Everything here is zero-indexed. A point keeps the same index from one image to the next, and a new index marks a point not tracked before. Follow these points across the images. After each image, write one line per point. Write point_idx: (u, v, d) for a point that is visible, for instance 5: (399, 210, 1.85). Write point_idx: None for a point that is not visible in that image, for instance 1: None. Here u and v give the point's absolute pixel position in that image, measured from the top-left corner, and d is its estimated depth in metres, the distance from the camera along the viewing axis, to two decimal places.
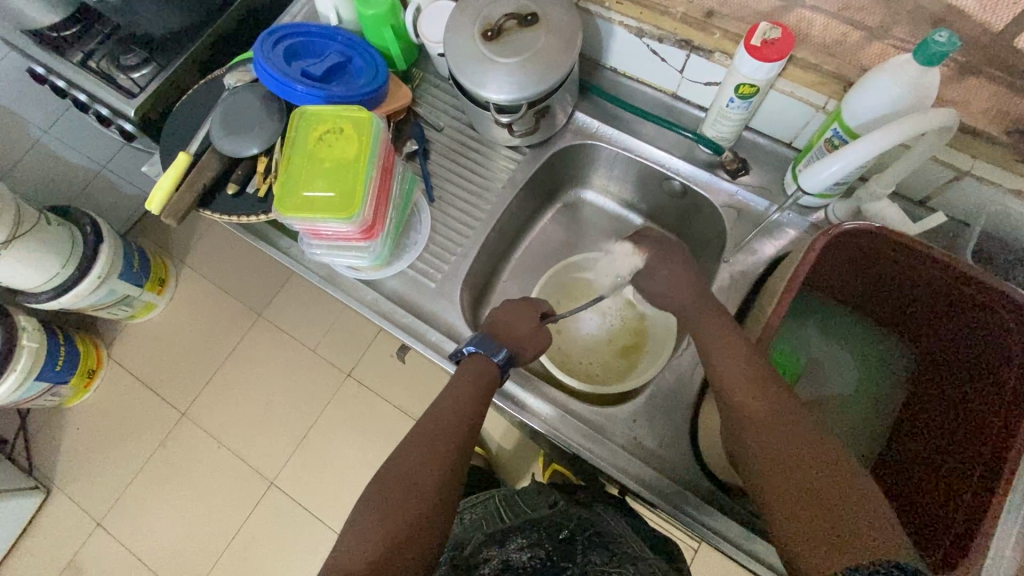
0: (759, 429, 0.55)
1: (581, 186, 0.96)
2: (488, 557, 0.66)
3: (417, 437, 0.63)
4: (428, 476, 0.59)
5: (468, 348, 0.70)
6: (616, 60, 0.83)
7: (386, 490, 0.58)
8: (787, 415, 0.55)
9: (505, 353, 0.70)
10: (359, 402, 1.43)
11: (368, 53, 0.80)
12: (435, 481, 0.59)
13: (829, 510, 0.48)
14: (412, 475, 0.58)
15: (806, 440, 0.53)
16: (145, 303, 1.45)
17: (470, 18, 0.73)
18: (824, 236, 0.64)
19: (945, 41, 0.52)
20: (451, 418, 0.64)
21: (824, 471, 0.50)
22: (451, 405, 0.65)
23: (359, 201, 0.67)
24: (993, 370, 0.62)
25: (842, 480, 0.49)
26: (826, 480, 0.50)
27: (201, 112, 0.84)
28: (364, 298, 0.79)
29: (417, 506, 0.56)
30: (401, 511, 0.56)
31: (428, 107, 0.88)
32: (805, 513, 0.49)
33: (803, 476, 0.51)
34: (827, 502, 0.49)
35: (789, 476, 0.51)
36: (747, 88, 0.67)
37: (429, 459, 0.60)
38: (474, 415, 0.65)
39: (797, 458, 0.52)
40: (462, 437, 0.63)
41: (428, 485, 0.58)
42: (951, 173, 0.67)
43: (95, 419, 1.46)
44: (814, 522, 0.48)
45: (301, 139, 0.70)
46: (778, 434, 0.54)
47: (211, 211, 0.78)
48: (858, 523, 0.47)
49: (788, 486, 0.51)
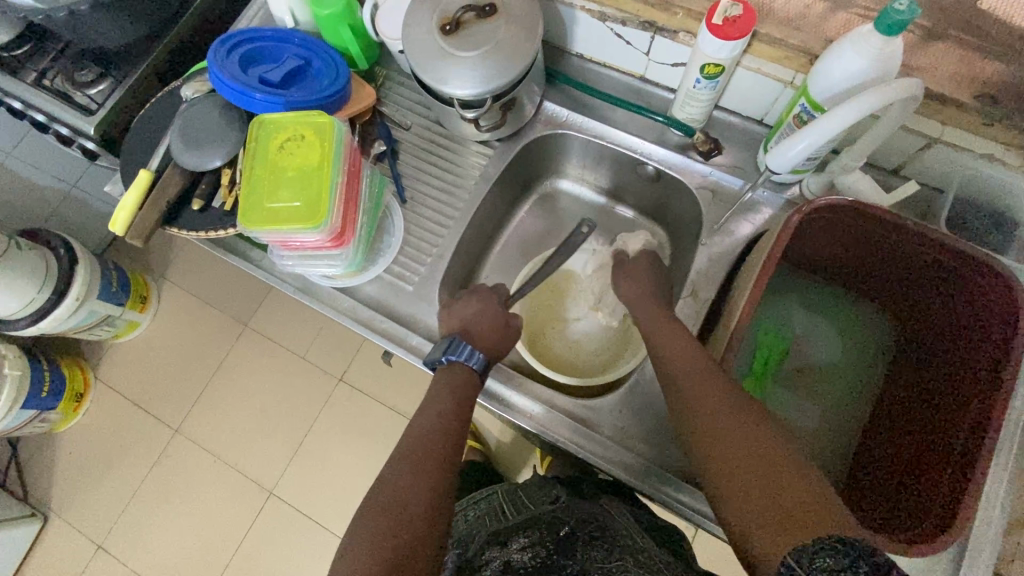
0: (721, 424, 0.55)
1: (556, 176, 0.95)
2: (489, 559, 0.65)
3: (414, 439, 0.64)
4: (431, 481, 0.59)
5: (444, 358, 0.70)
6: (581, 45, 0.81)
7: (388, 500, 0.57)
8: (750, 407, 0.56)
9: (479, 356, 0.70)
10: (353, 405, 1.42)
11: (326, 54, 0.78)
12: (429, 488, 0.59)
13: (783, 501, 0.48)
14: (403, 486, 0.59)
15: (755, 431, 0.54)
16: (128, 322, 1.43)
17: (428, 12, 0.71)
18: (797, 212, 0.64)
19: (906, 8, 0.50)
20: (433, 424, 0.65)
21: (776, 461, 0.51)
22: (434, 407, 0.66)
23: (325, 209, 0.65)
24: (973, 337, 0.63)
25: (775, 449, 0.52)
26: (779, 461, 0.51)
27: (159, 126, 0.82)
28: (341, 306, 0.77)
29: (418, 505, 0.57)
30: (400, 522, 0.55)
31: (393, 105, 0.86)
32: (757, 504, 0.49)
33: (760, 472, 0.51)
34: (778, 473, 0.50)
35: (743, 452, 0.53)
36: (712, 68, 0.65)
37: (421, 475, 0.60)
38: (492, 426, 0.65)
39: (751, 439, 0.53)
40: (451, 444, 0.64)
41: (425, 485, 0.59)
42: (921, 141, 0.67)
43: (88, 442, 1.44)
44: (768, 512, 0.48)
45: (261, 149, 0.67)
46: (730, 430, 0.55)
47: (177, 228, 0.76)
48: (805, 507, 0.47)
49: (735, 461, 0.53)
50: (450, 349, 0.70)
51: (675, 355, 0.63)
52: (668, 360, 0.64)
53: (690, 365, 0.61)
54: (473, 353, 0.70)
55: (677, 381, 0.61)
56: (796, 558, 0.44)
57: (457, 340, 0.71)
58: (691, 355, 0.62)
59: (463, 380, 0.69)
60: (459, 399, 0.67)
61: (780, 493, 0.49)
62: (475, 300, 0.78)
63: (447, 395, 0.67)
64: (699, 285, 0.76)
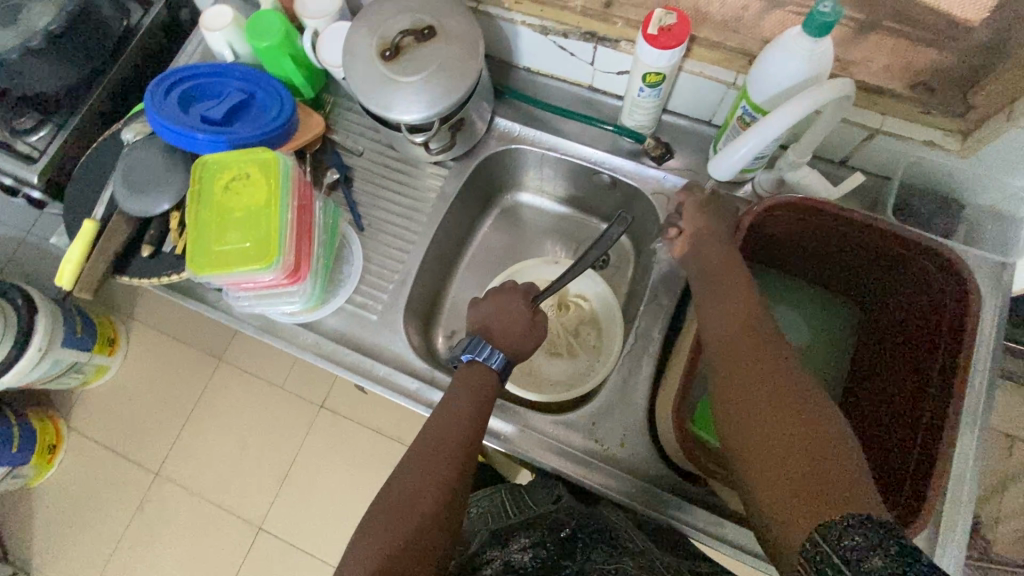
0: (729, 409, 0.53)
1: (515, 189, 0.94)
2: (489, 558, 0.60)
3: (421, 439, 0.61)
4: (439, 475, 0.57)
5: (464, 356, 0.68)
6: (528, 59, 0.81)
7: (385, 501, 0.55)
8: (762, 375, 0.52)
9: (500, 356, 0.68)
10: (337, 431, 1.40)
11: (269, 86, 0.76)
12: (438, 485, 0.56)
13: (810, 477, 0.46)
14: (408, 484, 0.56)
15: (789, 398, 0.50)
16: (97, 366, 1.39)
17: (366, 38, 0.70)
18: (750, 213, 0.66)
19: (830, 10, 0.51)
20: (446, 417, 0.63)
21: (805, 429, 0.48)
22: (453, 402, 0.64)
23: (276, 247, 0.64)
24: (931, 318, 0.64)
25: (799, 408, 0.50)
26: (810, 431, 0.48)
27: (102, 172, 0.79)
28: (304, 342, 0.75)
29: (426, 504, 0.55)
30: (405, 518, 0.53)
31: (343, 132, 0.85)
32: (787, 477, 0.47)
33: (773, 448, 0.49)
34: (805, 442, 0.48)
35: (772, 420, 0.50)
36: (654, 77, 0.66)
37: (430, 473, 0.57)
38: (480, 417, 0.64)
39: (782, 407, 0.50)
40: (469, 432, 0.62)
41: (433, 479, 0.57)
42: (864, 133, 0.68)
43: (65, 494, 1.40)
44: (792, 489, 0.46)
45: (206, 192, 0.66)
46: (762, 402, 0.51)
47: (128, 276, 0.74)
48: (835, 482, 0.45)
49: (763, 434, 0.50)
50: (469, 348, 0.69)
51: (709, 316, 0.60)
52: (705, 319, 0.60)
53: (732, 326, 0.58)
54: (494, 353, 0.69)
55: (714, 341, 0.58)
56: (824, 535, 0.43)
57: (479, 340, 0.69)
58: (720, 315, 0.59)
59: (480, 379, 0.67)
60: (477, 399, 0.65)
61: (809, 464, 0.46)
62: (500, 298, 0.75)
63: (464, 390, 0.65)
64: (663, 289, 0.76)
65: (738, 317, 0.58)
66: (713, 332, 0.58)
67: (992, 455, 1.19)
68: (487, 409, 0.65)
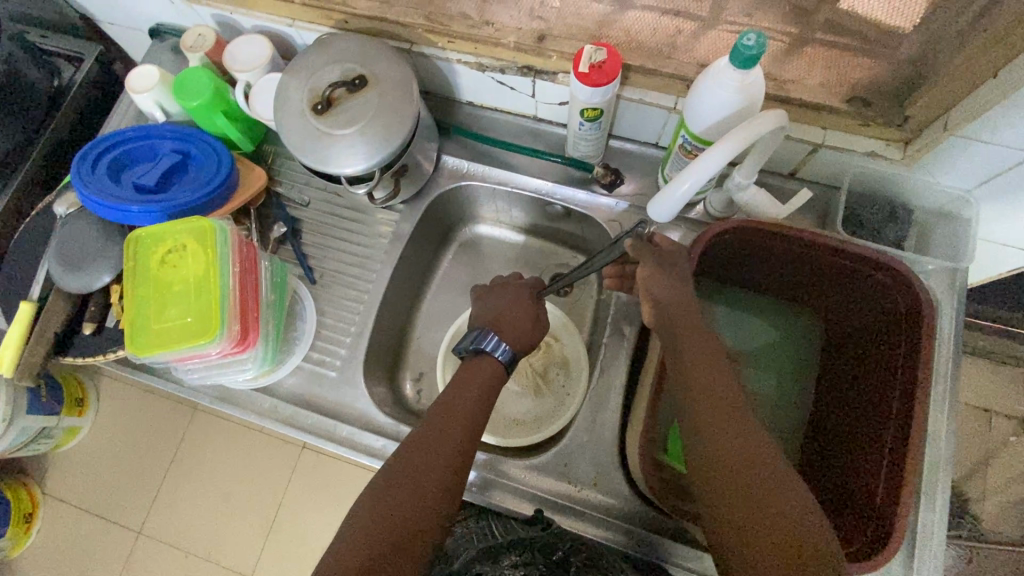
0: (695, 457, 0.51)
1: (472, 223, 0.93)
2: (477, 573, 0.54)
3: (429, 419, 0.58)
4: (436, 467, 0.54)
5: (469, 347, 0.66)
6: (469, 94, 0.80)
7: (383, 484, 0.53)
8: (725, 419, 0.51)
9: (506, 348, 0.66)
10: (322, 469, 1.37)
11: (204, 145, 0.74)
12: (438, 474, 0.53)
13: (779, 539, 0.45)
14: (411, 463, 0.54)
15: (758, 451, 0.49)
16: (66, 429, 1.34)
17: (297, 92, 0.68)
18: (699, 243, 0.65)
19: (754, 43, 0.50)
20: (453, 403, 0.59)
21: (770, 480, 0.47)
22: (461, 390, 0.61)
23: (217, 322, 0.61)
24: (893, 331, 0.63)
25: (760, 452, 0.49)
26: (772, 486, 0.47)
27: (37, 247, 0.76)
28: (263, 408, 0.73)
29: (425, 491, 0.52)
30: (405, 498, 0.51)
31: (288, 183, 0.84)
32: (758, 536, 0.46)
33: (738, 503, 0.47)
34: (774, 498, 0.46)
35: (736, 472, 0.48)
36: (591, 112, 0.65)
37: (431, 456, 0.54)
38: (484, 405, 0.61)
39: (746, 455, 0.49)
40: (473, 420, 0.59)
41: (437, 463, 0.54)
42: (808, 147, 0.67)
43: (46, 562, 1.35)
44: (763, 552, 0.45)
45: (143, 267, 0.63)
46: (725, 451, 0.50)
47: (74, 355, 0.72)
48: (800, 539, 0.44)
49: (730, 485, 0.48)
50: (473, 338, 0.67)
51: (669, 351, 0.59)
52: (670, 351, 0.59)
53: (691, 362, 0.56)
54: (500, 344, 0.66)
55: (680, 377, 0.56)
56: None
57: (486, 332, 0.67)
58: (680, 349, 0.58)
59: (488, 370, 0.64)
60: (484, 390, 0.62)
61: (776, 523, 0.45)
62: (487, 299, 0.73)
63: (469, 379, 0.63)
64: (625, 317, 0.75)
65: (698, 351, 0.57)
66: (676, 365, 0.57)
67: (973, 432, 1.20)
68: (492, 396, 0.62)
